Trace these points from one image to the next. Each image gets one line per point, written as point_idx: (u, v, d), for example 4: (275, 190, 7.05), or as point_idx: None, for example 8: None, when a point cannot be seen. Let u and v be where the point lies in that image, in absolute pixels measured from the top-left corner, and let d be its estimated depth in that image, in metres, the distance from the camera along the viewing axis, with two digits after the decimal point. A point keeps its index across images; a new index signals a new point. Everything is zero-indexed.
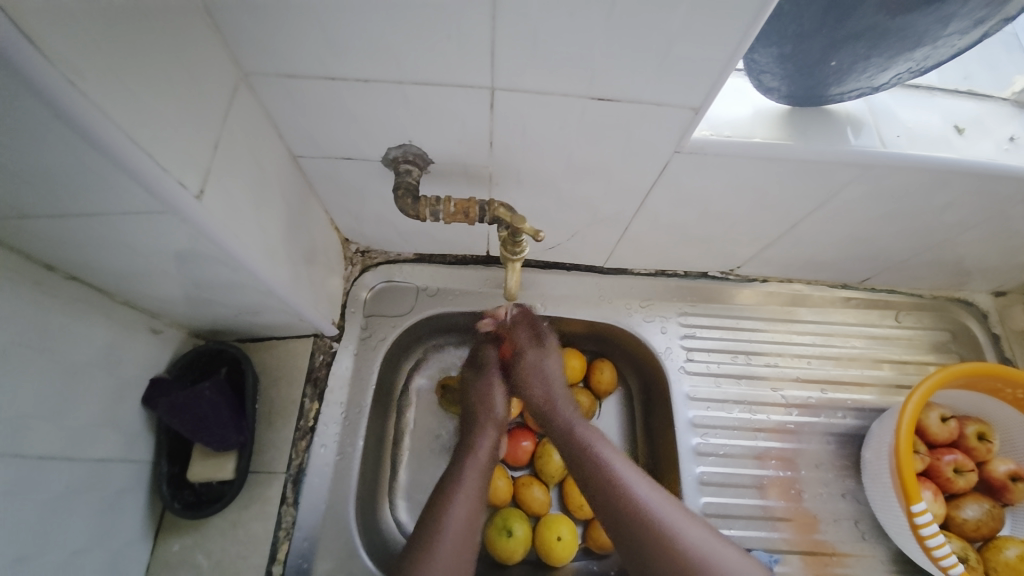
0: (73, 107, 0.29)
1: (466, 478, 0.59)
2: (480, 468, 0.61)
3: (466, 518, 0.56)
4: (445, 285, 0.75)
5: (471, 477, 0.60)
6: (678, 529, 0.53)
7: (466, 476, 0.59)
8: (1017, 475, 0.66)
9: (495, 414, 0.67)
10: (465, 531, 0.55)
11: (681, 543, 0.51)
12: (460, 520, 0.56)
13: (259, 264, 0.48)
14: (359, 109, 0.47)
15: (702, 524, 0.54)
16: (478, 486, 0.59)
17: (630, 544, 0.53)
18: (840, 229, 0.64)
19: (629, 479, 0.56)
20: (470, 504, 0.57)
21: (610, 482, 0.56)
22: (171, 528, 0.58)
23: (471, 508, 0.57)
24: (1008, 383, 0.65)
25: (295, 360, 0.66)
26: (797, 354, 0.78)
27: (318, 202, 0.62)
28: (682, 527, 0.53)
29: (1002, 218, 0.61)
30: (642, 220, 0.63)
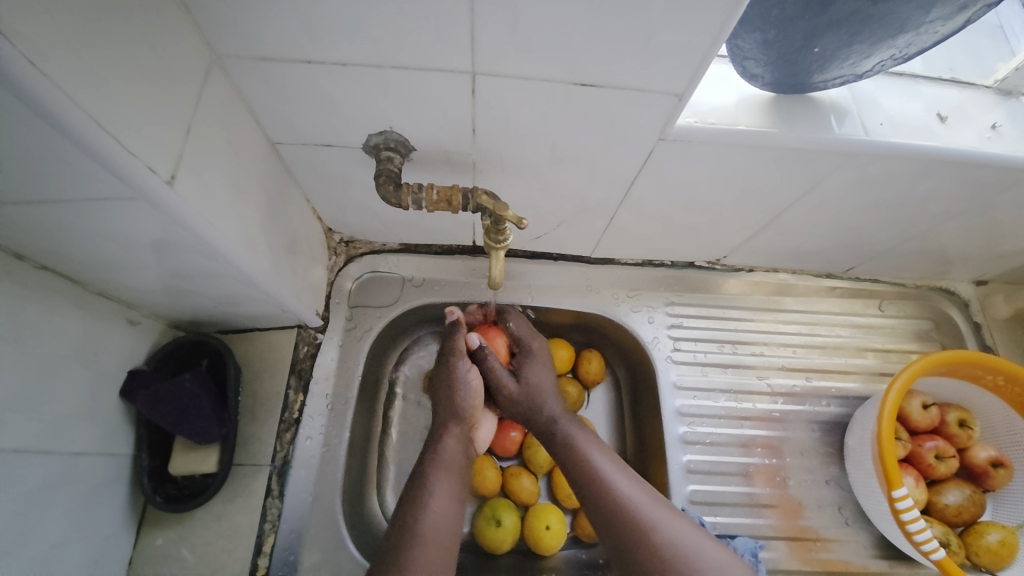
0: (33, 87, 0.28)
1: (440, 474, 0.58)
2: (452, 465, 0.59)
3: (443, 512, 0.55)
4: (431, 276, 0.74)
5: (444, 474, 0.58)
6: (654, 524, 0.53)
7: (439, 473, 0.58)
8: (997, 462, 0.67)
9: (463, 408, 0.64)
10: (443, 528, 0.54)
11: (659, 537, 0.52)
12: (438, 515, 0.54)
13: (237, 254, 0.47)
14: (338, 94, 0.46)
15: (687, 521, 0.54)
16: (453, 481, 0.58)
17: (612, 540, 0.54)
18: (825, 218, 0.65)
19: (611, 474, 0.57)
20: (445, 500, 0.56)
21: (587, 475, 0.57)
22: (154, 522, 0.57)
23: (447, 504, 0.56)
24: (988, 370, 0.66)
25: (279, 351, 0.66)
26: (782, 343, 0.78)
27: (299, 191, 0.61)
28: (660, 522, 0.53)
29: (984, 207, 0.62)
30: (628, 209, 0.63)
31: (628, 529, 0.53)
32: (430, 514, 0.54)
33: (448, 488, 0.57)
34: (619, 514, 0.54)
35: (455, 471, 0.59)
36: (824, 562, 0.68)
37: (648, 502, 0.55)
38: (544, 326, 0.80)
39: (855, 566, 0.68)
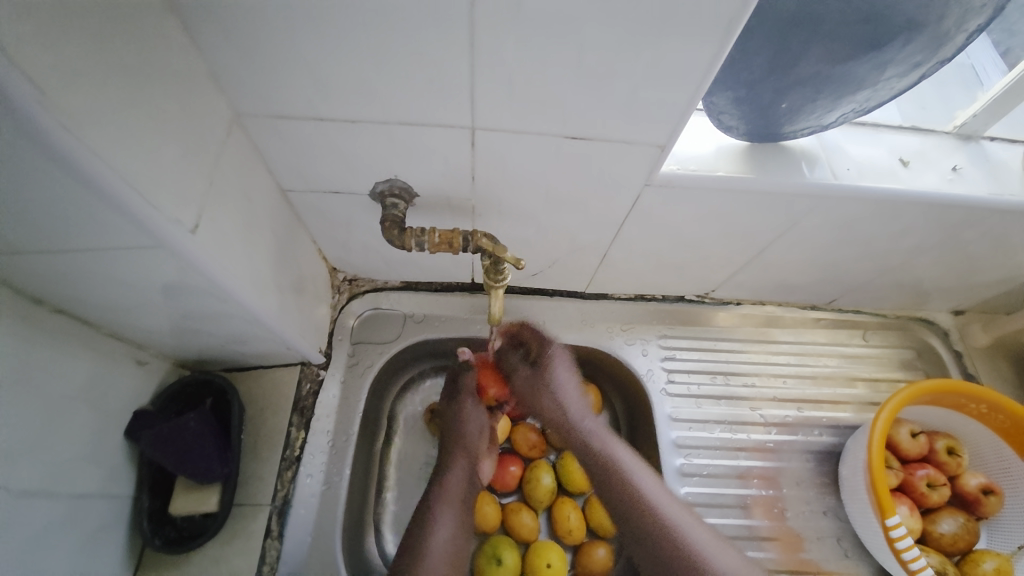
0: (70, 149, 0.31)
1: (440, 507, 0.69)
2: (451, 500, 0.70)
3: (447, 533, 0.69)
4: (431, 312, 0.78)
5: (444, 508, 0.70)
6: (687, 527, 0.67)
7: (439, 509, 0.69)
8: (987, 488, 0.68)
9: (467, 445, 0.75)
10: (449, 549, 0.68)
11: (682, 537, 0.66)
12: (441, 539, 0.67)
13: (247, 294, 0.49)
14: (347, 147, 0.50)
15: (707, 527, 0.68)
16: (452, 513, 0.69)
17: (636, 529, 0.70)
18: (804, 255, 0.68)
19: (635, 471, 0.71)
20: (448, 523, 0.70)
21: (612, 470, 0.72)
22: (151, 566, 0.56)
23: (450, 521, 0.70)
24: (971, 398, 0.67)
25: (282, 389, 0.67)
26: (773, 374, 0.81)
27: (306, 234, 0.64)
28: (682, 523, 0.67)
29: (950, 242, 0.66)
30: (619, 247, 0.67)
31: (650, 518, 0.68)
32: (438, 535, 0.68)
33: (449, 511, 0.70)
34: (650, 513, 0.68)
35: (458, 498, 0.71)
36: None
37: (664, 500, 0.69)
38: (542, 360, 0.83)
39: None
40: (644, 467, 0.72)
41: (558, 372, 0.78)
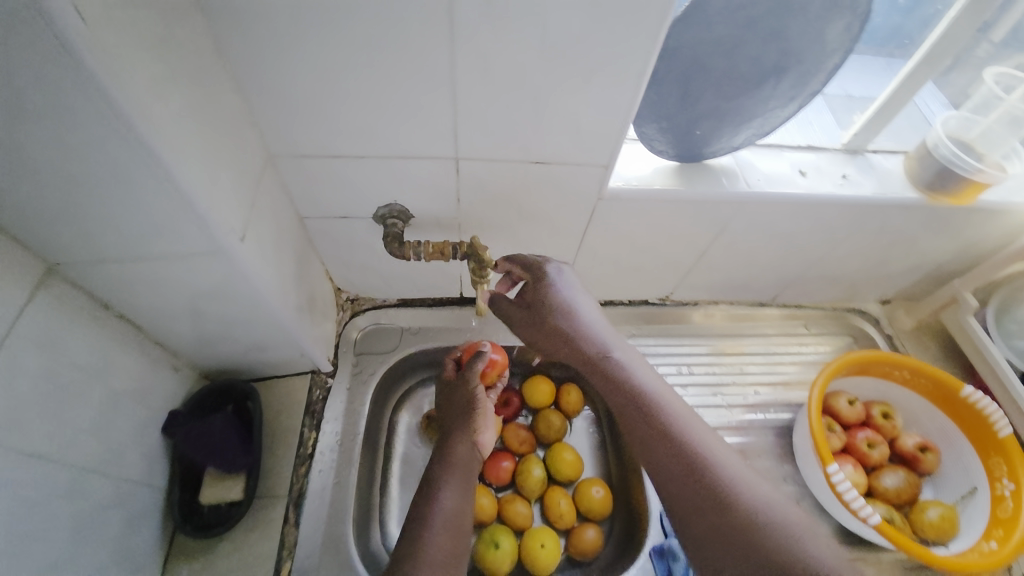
0: (178, 175, 0.42)
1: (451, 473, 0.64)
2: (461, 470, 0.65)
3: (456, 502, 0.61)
4: (425, 324, 0.89)
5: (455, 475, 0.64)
6: (719, 462, 0.55)
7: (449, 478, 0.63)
8: (924, 446, 0.76)
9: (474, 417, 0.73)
10: (453, 522, 0.59)
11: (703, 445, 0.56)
12: (447, 507, 0.60)
13: (275, 299, 0.59)
14: (356, 177, 0.62)
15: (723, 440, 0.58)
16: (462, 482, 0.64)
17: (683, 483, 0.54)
18: (739, 254, 0.81)
19: (663, 401, 0.60)
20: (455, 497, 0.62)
21: (649, 407, 0.60)
22: (179, 555, 0.62)
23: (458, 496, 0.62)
24: (894, 366, 0.78)
25: (295, 394, 0.76)
26: (731, 364, 0.91)
27: (317, 257, 0.75)
28: (700, 430, 0.58)
29: (855, 237, 0.80)
30: (584, 255, 0.79)
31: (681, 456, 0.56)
32: (444, 504, 0.60)
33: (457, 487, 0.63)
34: (689, 460, 0.55)
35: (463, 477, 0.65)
36: None
37: (710, 445, 0.57)
38: (527, 364, 0.95)
39: None
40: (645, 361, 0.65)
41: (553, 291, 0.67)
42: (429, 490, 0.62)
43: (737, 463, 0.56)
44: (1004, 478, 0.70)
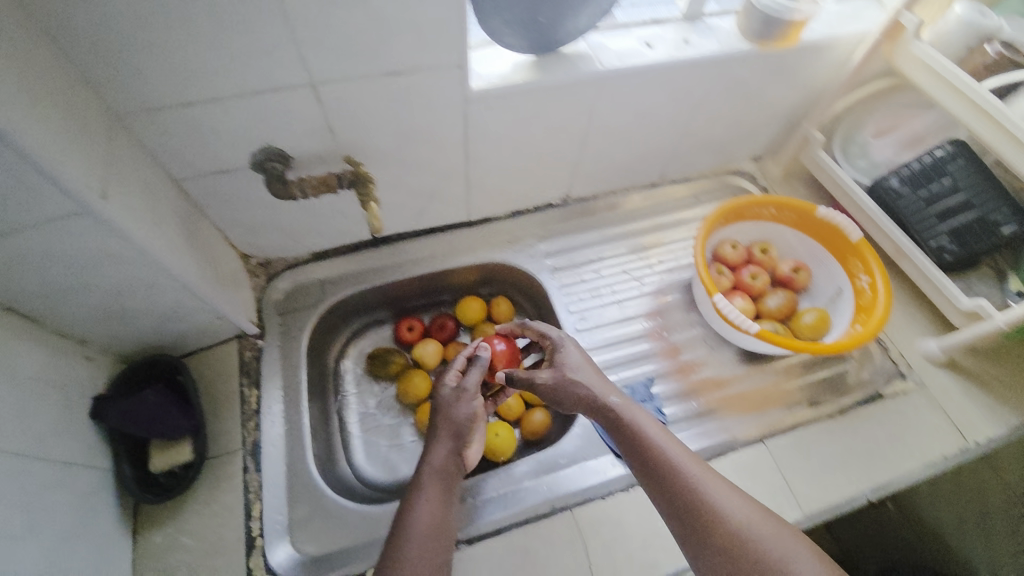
0: (9, 129, 0.41)
1: (428, 483, 0.64)
2: (439, 473, 0.66)
3: (434, 512, 0.62)
4: (344, 272, 0.91)
5: (433, 483, 0.65)
6: (712, 493, 0.59)
7: (428, 482, 0.64)
8: (797, 268, 0.88)
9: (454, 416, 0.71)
10: (432, 526, 0.61)
11: (710, 501, 0.58)
12: (425, 515, 0.61)
13: (167, 258, 0.59)
14: (218, 125, 0.61)
15: (727, 484, 0.61)
16: (440, 495, 0.64)
17: (679, 512, 0.59)
18: (616, 135, 0.88)
19: (657, 432, 0.64)
20: (432, 505, 0.63)
21: (632, 435, 0.64)
22: (149, 524, 0.65)
23: (435, 507, 0.63)
24: (761, 206, 0.88)
25: (226, 360, 0.77)
26: (636, 243, 0.99)
27: (209, 223, 0.74)
28: (703, 478, 0.60)
29: (713, 99, 0.88)
30: (475, 166, 0.83)
31: (687, 491, 0.59)
32: (419, 518, 0.61)
33: (434, 498, 0.63)
34: (690, 490, 0.59)
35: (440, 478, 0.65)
36: (704, 380, 0.86)
37: (668, 440, 0.64)
38: (458, 288, 1.00)
39: (728, 376, 0.87)
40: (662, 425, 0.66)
41: (568, 351, 0.72)
42: (407, 499, 0.64)
43: (721, 484, 0.61)
44: (861, 273, 0.82)
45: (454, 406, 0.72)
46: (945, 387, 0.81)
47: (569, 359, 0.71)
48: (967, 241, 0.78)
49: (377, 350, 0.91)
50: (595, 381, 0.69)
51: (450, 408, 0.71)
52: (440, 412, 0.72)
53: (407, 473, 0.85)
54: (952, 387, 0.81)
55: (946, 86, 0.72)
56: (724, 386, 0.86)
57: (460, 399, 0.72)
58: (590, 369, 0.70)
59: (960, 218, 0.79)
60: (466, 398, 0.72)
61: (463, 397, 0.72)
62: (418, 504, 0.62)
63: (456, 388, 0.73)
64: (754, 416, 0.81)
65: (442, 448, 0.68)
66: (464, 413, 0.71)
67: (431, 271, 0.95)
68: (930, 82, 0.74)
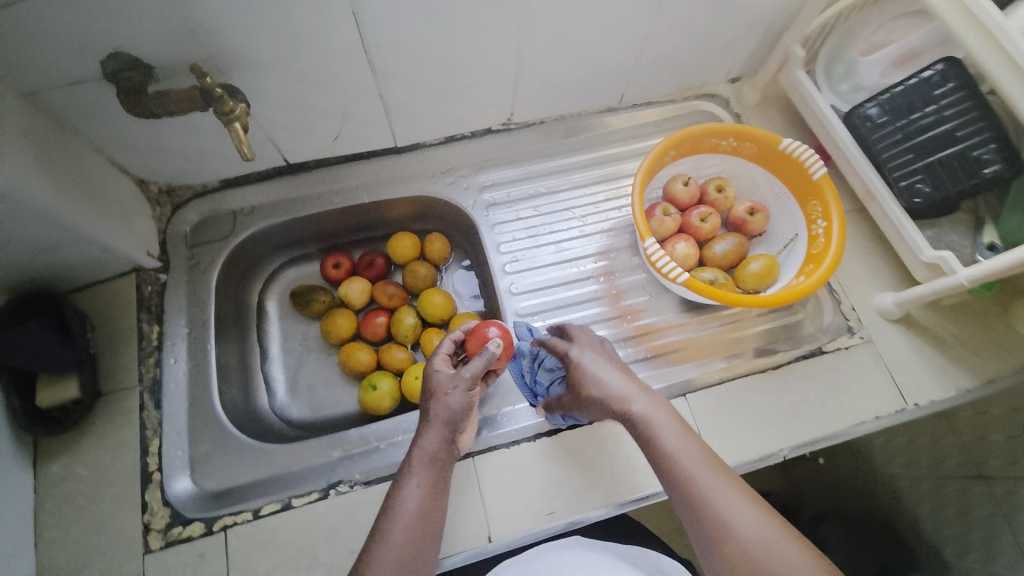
0: None
1: (416, 467, 0.59)
2: (427, 460, 0.60)
3: (417, 501, 0.57)
4: (259, 203, 0.83)
5: (420, 467, 0.59)
6: (735, 511, 0.53)
7: (415, 466, 0.59)
8: (753, 210, 0.79)
9: (446, 401, 0.61)
10: (423, 514, 0.56)
11: (733, 520, 0.53)
12: (414, 502, 0.57)
13: (6, 183, 0.53)
14: (44, 23, 0.51)
15: (756, 502, 0.55)
16: (428, 481, 0.58)
17: (699, 525, 0.54)
18: (558, 47, 0.75)
19: (682, 437, 0.59)
20: (419, 492, 0.58)
21: (649, 436, 0.60)
22: (49, 455, 0.64)
23: (424, 494, 0.58)
24: (719, 136, 0.78)
25: (122, 294, 0.73)
26: (583, 178, 0.90)
27: (86, 144, 0.66)
28: (717, 490, 0.54)
29: (675, 2, 0.73)
30: (388, 82, 0.72)
31: (708, 506, 0.54)
32: (404, 504, 0.57)
33: (420, 484, 0.58)
34: (712, 505, 0.54)
35: (429, 464, 0.59)
36: (640, 327, 0.82)
37: (678, 433, 0.59)
38: (390, 223, 0.92)
39: (665, 323, 0.82)
40: (689, 431, 0.60)
41: (585, 352, 0.66)
42: (397, 480, 0.59)
43: (733, 482, 0.55)
44: (818, 219, 0.74)
45: (445, 394, 0.62)
46: (894, 346, 0.76)
47: (587, 358, 0.66)
48: (944, 183, 0.68)
49: (301, 287, 0.85)
50: (618, 384, 0.63)
51: (443, 395, 0.62)
52: (430, 392, 0.63)
53: (331, 412, 0.83)
54: (902, 346, 0.76)
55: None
56: (655, 336, 0.81)
57: (454, 387, 0.62)
58: (614, 370, 0.65)
59: (939, 155, 0.68)
60: (463, 386, 0.62)
61: (458, 385, 0.62)
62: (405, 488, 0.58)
63: (451, 373, 0.63)
64: (683, 366, 0.78)
65: (433, 434, 0.61)
66: (456, 403, 0.62)
67: (362, 204, 0.86)
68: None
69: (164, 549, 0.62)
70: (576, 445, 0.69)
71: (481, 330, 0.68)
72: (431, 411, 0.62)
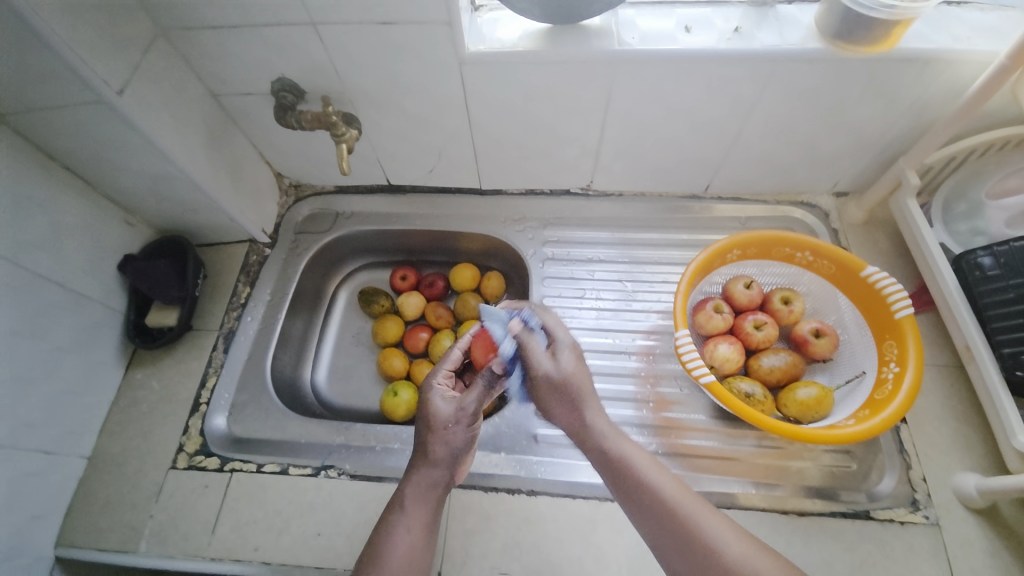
0: (38, 24, 0.52)
1: (411, 503, 0.57)
2: (424, 495, 0.58)
3: (412, 539, 0.56)
4: (358, 210, 0.97)
5: (415, 503, 0.57)
6: None
7: (409, 501, 0.57)
8: (818, 331, 0.72)
9: (445, 435, 0.60)
10: (411, 553, 0.55)
11: None
12: (403, 540, 0.55)
13: (177, 155, 0.71)
14: (237, 50, 0.69)
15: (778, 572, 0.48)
16: (424, 515, 0.57)
17: None
18: (641, 130, 0.79)
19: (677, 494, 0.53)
20: (413, 529, 0.56)
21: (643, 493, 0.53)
22: (138, 363, 0.82)
23: (417, 532, 0.56)
24: (795, 247, 0.74)
25: (234, 256, 0.91)
26: (645, 256, 0.90)
27: (244, 137, 0.85)
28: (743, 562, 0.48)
29: (768, 109, 0.73)
30: (479, 132, 0.82)
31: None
32: (396, 542, 0.55)
33: (415, 519, 0.57)
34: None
35: (425, 500, 0.58)
36: (667, 420, 0.76)
37: (684, 496, 0.53)
38: (460, 253, 1.00)
39: (697, 426, 0.75)
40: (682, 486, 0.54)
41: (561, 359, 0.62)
42: (387, 516, 0.57)
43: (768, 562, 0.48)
44: (892, 361, 0.66)
45: (444, 430, 0.60)
46: (966, 540, 0.64)
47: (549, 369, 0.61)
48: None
49: (370, 289, 0.95)
50: (586, 408, 0.59)
51: (441, 432, 0.60)
52: (426, 425, 0.61)
53: (356, 404, 0.90)
54: (977, 543, 0.64)
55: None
56: (682, 434, 0.74)
57: (457, 422, 0.61)
58: (581, 388, 0.60)
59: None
60: (464, 423, 0.61)
61: (462, 419, 0.61)
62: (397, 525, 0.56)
63: (454, 407, 0.62)
64: (700, 477, 0.70)
65: (429, 470, 0.59)
66: (458, 440, 0.61)
67: (440, 230, 0.96)
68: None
69: (184, 471, 0.74)
70: (551, 515, 0.68)
71: (487, 333, 0.68)
72: (426, 447, 0.59)
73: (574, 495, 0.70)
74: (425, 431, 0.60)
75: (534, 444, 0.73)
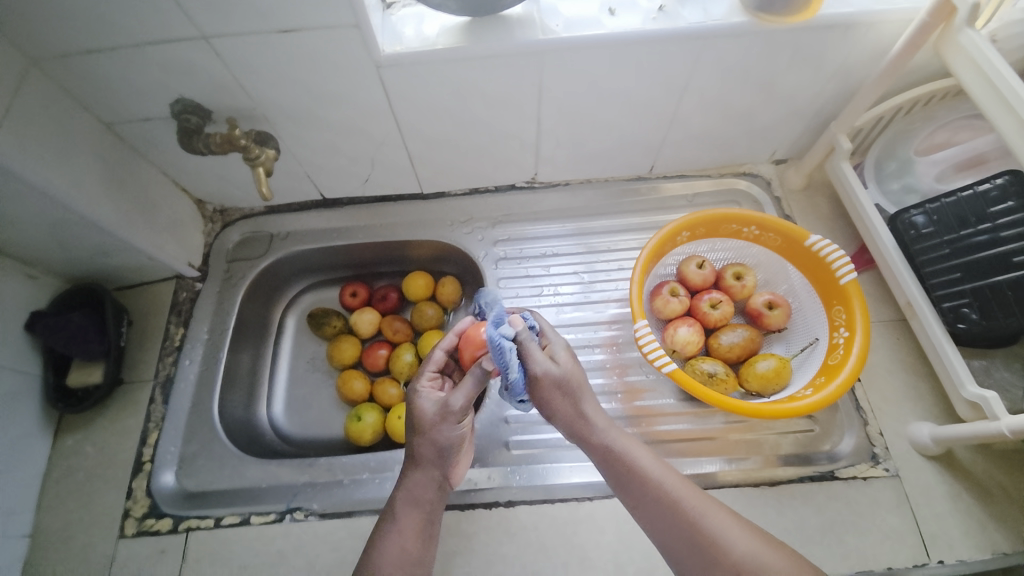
0: None
1: (405, 507, 0.56)
2: (417, 498, 0.56)
3: (409, 543, 0.55)
4: (294, 229, 0.91)
5: (409, 507, 0.56)
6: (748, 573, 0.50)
7: (403, 505, 0.56)
8: (771, 303, 0.73)
9: (432, 434, 0.56)
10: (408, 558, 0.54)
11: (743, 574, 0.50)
12: (399, 543, 0.54)
13: (74, 200, 0.63)
14: (124, 73, 0.62)
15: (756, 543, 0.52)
16: (419, 519, 0.56)
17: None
18: (579, 118, 0.76)
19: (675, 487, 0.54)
20: (407, 534, 0.55)
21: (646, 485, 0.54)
22: (67, 428, 0.75)
23: (413, 536, 0.55)
24: (741, 223, 0.74)
25: (162, 297, 0.84)
26: (598, 244, 0.88)
27: (153, 167, 0.77)
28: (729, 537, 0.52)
29: (702, 85, 0.72)
30: (412, 136, 0.77)
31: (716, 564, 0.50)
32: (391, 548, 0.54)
33: (410, 525, 0.55)
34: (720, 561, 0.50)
35: (419, 503, 0.56)
36: (639, 409, 0.75)
37: (687, 492, 0.54)
38: (410, 261, 0.96)
39: (666, 410, 0.75)
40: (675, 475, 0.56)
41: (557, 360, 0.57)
42: (383, 520, 0.56)
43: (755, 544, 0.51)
44: (841, 327, 0.68)
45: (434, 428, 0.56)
46: (924, 486, 0.67)
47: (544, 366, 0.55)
48: (994, 313, 0.63)
49: (319, 312, 0.89)
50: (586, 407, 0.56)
51: (430, 432, 0.56)
52: (415, 423, 0.57)
53: (319, 434, 0.86)
54: (933, 488, 0.67)
55: (997, 98, 0.55)
56: (653, 420, 0.74)
57: (445, 420, 0.56)
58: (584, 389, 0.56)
59: (989, 279, 0.63)
60: (451, 419, 0.56)
61: (447, 417, 0.56)
62: (392, 529, 0.55)
63: (440, 403, 0.56)
64: (675, 461, 0.71)
65: (422, 473, 0.56)
66: (445, 438, 0.56)
67: (386, 241, 0.91)
68: (975, 91, 0.58)
69: (135, 537, 0.69)
70: (531, 524, 0.67)
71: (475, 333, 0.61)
72: (417, 449, 0.57)
73: (552, 500, 0.68)
74: (415, 430, 0.57)
75: (506, 453, 0.72)
